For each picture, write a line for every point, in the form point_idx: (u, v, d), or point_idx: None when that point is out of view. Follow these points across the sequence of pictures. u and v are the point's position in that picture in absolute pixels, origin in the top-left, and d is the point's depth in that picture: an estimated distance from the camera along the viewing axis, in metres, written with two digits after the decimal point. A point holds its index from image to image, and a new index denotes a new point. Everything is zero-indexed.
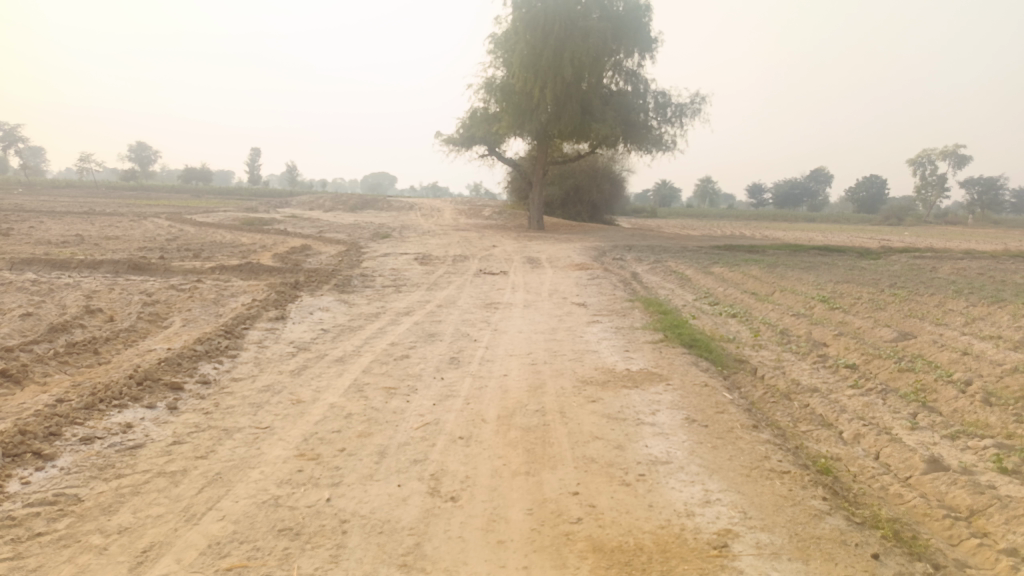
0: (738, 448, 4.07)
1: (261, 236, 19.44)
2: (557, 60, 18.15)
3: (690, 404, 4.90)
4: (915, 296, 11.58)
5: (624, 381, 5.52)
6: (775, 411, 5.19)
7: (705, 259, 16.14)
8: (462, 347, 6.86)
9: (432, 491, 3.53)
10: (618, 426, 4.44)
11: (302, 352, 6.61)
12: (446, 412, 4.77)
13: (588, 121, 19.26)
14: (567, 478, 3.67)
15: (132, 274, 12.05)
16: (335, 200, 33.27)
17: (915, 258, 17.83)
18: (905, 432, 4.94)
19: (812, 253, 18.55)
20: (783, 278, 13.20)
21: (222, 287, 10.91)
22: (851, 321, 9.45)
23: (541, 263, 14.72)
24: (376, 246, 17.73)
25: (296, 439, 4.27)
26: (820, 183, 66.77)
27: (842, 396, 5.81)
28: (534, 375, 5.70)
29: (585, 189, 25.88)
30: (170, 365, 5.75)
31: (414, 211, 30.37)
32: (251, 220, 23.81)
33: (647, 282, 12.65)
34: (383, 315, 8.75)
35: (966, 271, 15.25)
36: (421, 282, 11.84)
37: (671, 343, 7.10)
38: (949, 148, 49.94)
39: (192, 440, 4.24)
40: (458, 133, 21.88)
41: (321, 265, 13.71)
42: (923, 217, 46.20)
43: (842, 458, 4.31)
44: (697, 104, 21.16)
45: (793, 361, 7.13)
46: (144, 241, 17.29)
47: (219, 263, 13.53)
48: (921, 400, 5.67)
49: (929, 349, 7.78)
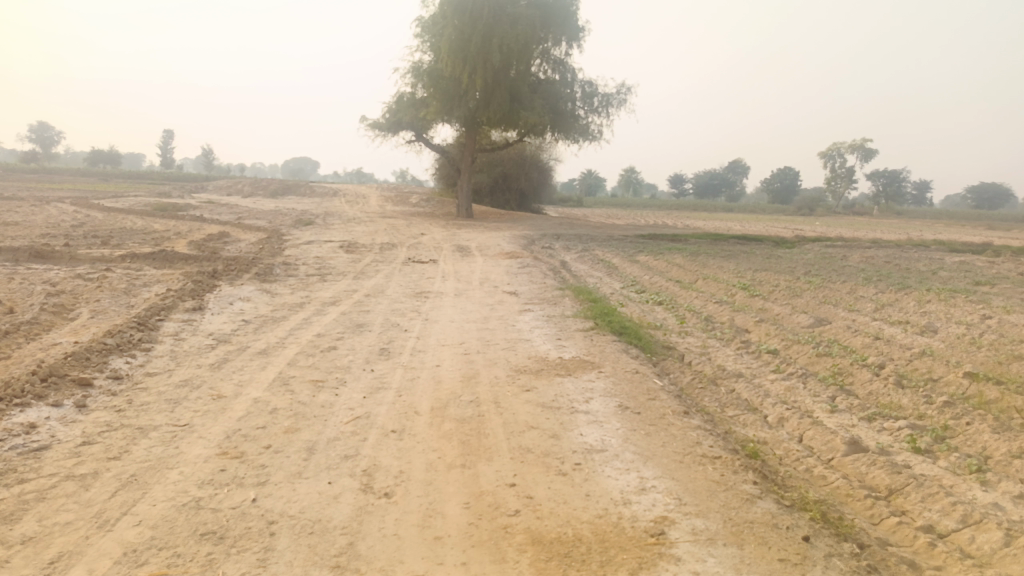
0: (671, 434, 4.11)
1: (175, 222, 18.58)
2: (485, 46, 17.99)
3: (623, 391, 4.94)
4: (829, 283, 12.08)
5: (556, 369, 5.51)
6: (704, 397, 5.29)
7: (631, 247, 16.39)
8: (392, 337, 6.72)
9: (364, 487, 3.42)
10: (552, 415, 4.43)
11: (223, 344, 6.32)
12: (377, 405, 4.64)
13: (516, 108, 19.21)
14: (504, 469, 3.62)
15: (33, 263, 11.28)
16: (255, 185, 32.15)
17: (827, 247, 18.63)
18: (826, 415, 5.12)
19: (732, 242, 19.13)
20: (707, 266, 13.54)
21: (135, 276, 10.36)
22: (771, 307, 9.77)
23: (470, 251, 14.62)
24: (300, 233, 17.23)
25: (218, 437, 4.06)
26: (737, 174, 68.99)
27: (766, 381, 5.98)
28: (467, 365, 5.63)
29: (512, 177, 25.88)
30: (77, 360, 5.38)
31: (339, 198, 29.69)
32: (164, 206, 22.73)
33: (576, 270, 12.74)
34: (309, 305, 8.49)
35: (874, 259, 16.04)
36: (348, 271, 11.56)
37: (602, 331, 7.15)
38: (856, 142, 52.42)
39: (103, 440, 3.97)
40: (384, 118, 21.46)
41: (241, 253, 13.21)
42: (832, 207, 48.38)
43: (768, 442, 4.43)
44: (623, 95, 21.42)
45: (719, 347, 7.30)
46: (47, 227, 16.24)
47: (131, 250, 12.84)
48: (839, 384, 5.90)
49: (843, 334, 8.12)
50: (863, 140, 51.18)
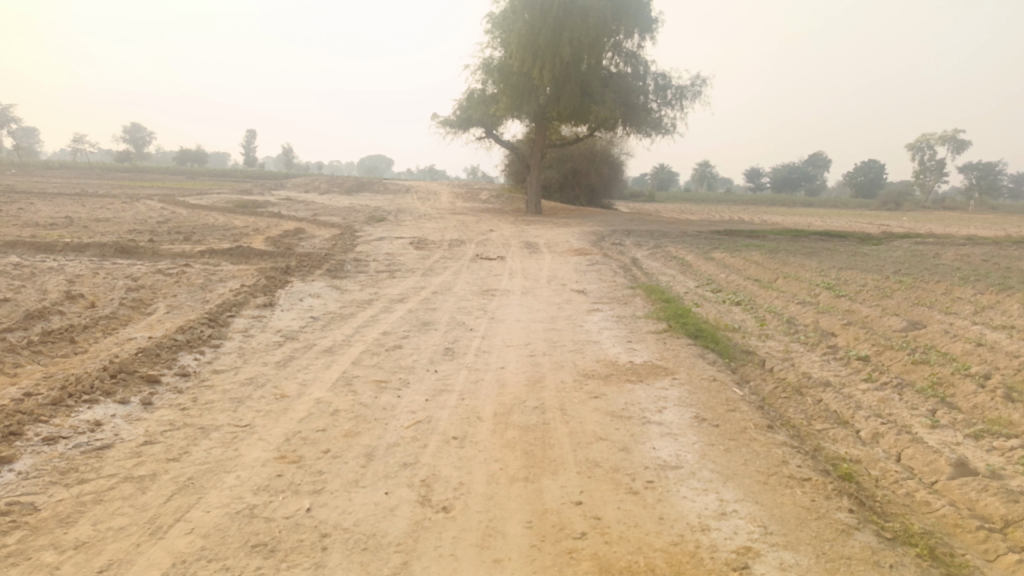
0: (753, 451, 3.78)
1: (254, 219, 19.06)
2: (556, 40, 17.69)
3: (699, 401, 4.61)
4: (922, 283, 11.29)
5: (627, 375, 5.23)
6: (787, 408, 4.91)
7: (705, 244, 15.82)
8: (457, 337, 6.55)
9: (422, 499, 3.24)
10: (623, 425, 4.16)
11: (290, 341, 6.29)
12: (439, 409, 4.46)
13: (587, 102, 18.82)
14: (570, 485, 3.38)
15: (118, 258, 11.70)
16: (330, 183, 32.83)
17: (917, 244, 17.57)
18: (926, 431, 4.66)
19: (813, 238, 18.27)
20: (787, 264, 12.89)
21: (211, 271, 10.57)
22: (858, 309, 9.16)
23: (539, 247, 14.42)
24: (371, 229, 17.40)
25: (278, 440, 3.97)
26: (817, 167, 66.31)
27: (857, 391, 5.52)
28: (533, 368, 5.41)
29: (583, 172, 25.50)
30: (148, 356, 5.43)
31: (411, 194, 30.04)
32: (244, 202, 23.39)
33: (648, 268, 12.34)
34: (376, 302, 8.42)
35: (970, 258, 14.98)
36: (416, 268, 11.50)
37: (676, 334, 6.80)
38: (948, 133, 49.54)
39: (165, 439, 3.94)
40: (455, 114, 21.45)
41: (314, 249, 13.37)
42: (921, 202, 45.95)
43: (861, 461, 4.03)
44: (698, 87, 20.74)
45: (803, 353, 6.84)
46: (134, 223, 16.91)
47: (210, 246, 13.18)
48: (939, 395, 5.39)
49: (941, 340, 7.50)
50: (955, 130, 48.30)
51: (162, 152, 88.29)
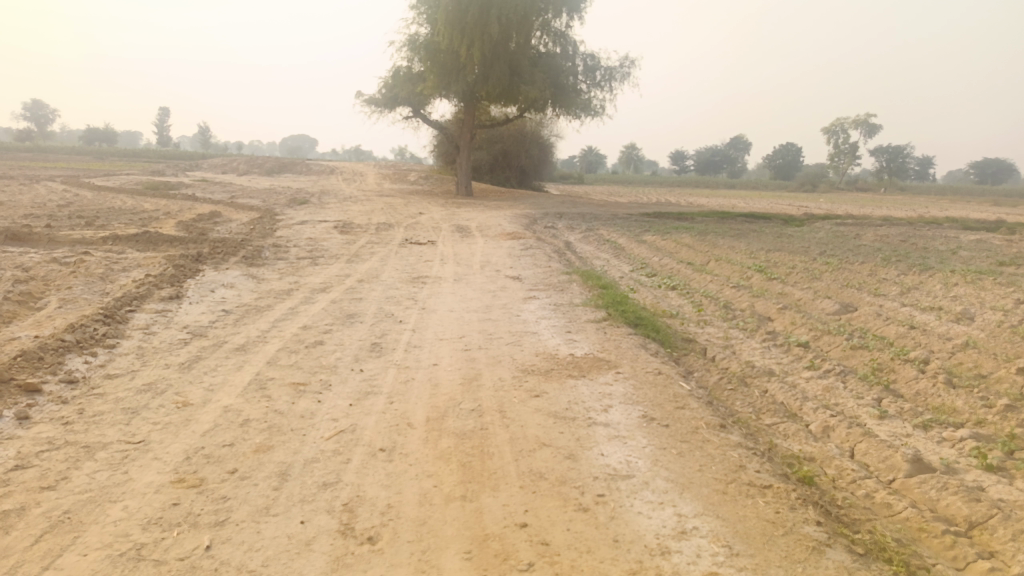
0: (708, 455, 3.50)
1: (166, 201, 17.89)
2: (484, 17, 17.16)
3: (646, 398, 4.32)
4: (847, 264, 11.42)
5: (569, 370, 4.89)
6: (735, 402, 4.69)
7: (636, 227, 15.72)
8: (385, 330, 6.08)
9: (344, 529, 2.81)
10: (567, 428, 3.82)
11: (197, 339, 5.68)
12: (365, 416, 4.02)
13: (516, 82, 18.44)
14: (512, 503, 3.02)
15: (8, 246, 10.64)
16: (250, 163, 31.39)
17: (838, 225, 18.01)
18: (875, 422, 4.51)
19: (739, 219, 18.50)
20: (717, 246, 12.87)
21: (114, 260, 9.71)
22: (791, 292, 9.12)
23: (470, 231, 14.00)
24: (294, 212, 16.59)
25: (176, 459, 3.45)
26: (738, 151, 67.94)
27: (800, 379, 5.37)
28: (468, 365, 5.01)
29: (513, 154, 25.12)
30: (28, 360, 4.75)
31: (335, 176, 29.07)
32: (155, 184, 21.97)
33: (581, 252, 12.10)
34: (297, 292, 7.84)
35: (889, 238, 15.39)
36: (341, 254, 10.90)
37: (616, 322, 6.53)
38: (860, 117, 51.36)
39: (41, 463, 3.36)
40: (381, 93, 20.66)
41: (231, 234, 12.56)
42: (836, 184, 47.60)
43: (816, 459, 3.84)
44: (626, 68, 20.62)
45: (743, 339, 6.69)
46: (31, 207, 15.58)
47: (115, 231, 12.20)
48: (881, 382, 5.29)
49: (874, 323, 7.49)
50: (867, 115, 50.14)
51: (68, 130, 83.06)
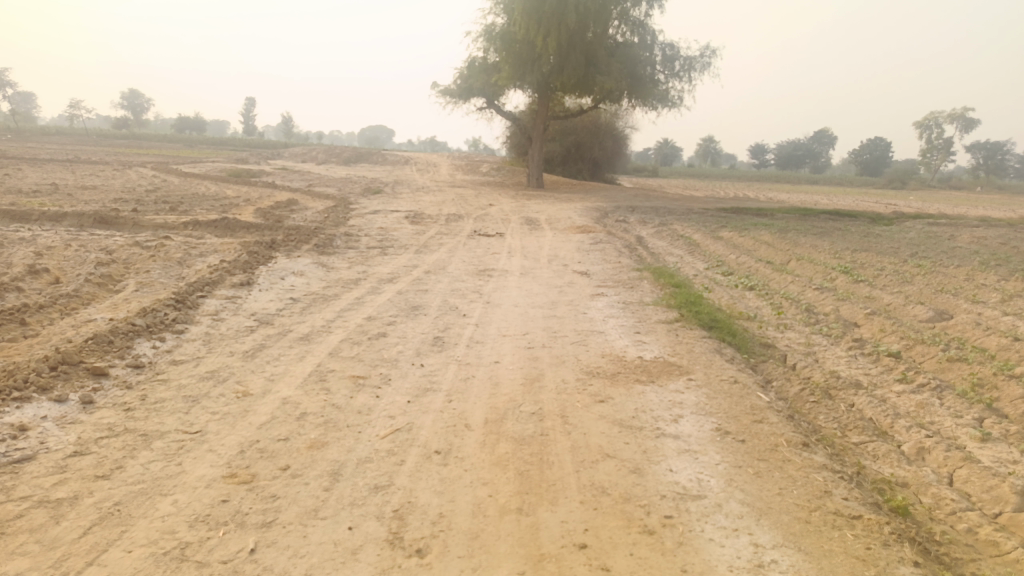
0: (789, 477, 3.20)
1: (246, 188, 18.38)
2: (561, 6, 16.85)
3: (720, 409, 4.03)
4: (941, 268, 10.66)
5: (637, 374, 4.64)
6: (817, 417, 4.34)
7: (712, 222, 15.17)
8: (449, 324, 5.95)
9: (392, 539, 2.67)
10: (632, 439, 3.58)
11: (263, 327, 5.69)
12: (422, 415, 3.88)
13: (592, 73, 18.07)
14: (571, 520, 2.81)
15: (97, 229, 11.07)
16: (328, 153, 32.04)
17: (930, 225, 16.95)
18: (976, 446, 4.07)
19: (822, 217, 17.64)
20: (798, 245, 12.27)
21: (193, 245, 9.96)
22: (879, 297, 8.55)
23: (540, 223, 13.80)
24: (366, 201, 16.75)
25: (230, 452, 3.39)
26: (822, 145, 65.24)
27: (890, 394, 4.95)
28: (531, 364, 4.81)
29: (586, 146, 24.75)
30: (99, 343, 4.83)
31: (409, 166, 29.39)
32: (237, 171, 22.61)
33: (653, 248, 11.72)
34: (364, 282, 7.81)
35: (987, 240, 14.36)
36: (410, 244, 10.88)
37: (688, 324, 6.21)
38: (957, 111, 48.44)
39: (100, 450, 3.36)
40: (456, 83, 20.64)
41: (305, 222, 12.74)
42: (927, 182, 45.09)
43: (910, 486, 3.47)
44: (707, 58, 19.94)
45: (826, 347, 6.25)
46: (122, 192, 16.26)
47: (195, 217, 12.54)
48: (983, 400, 4.80)
49: (973, 333, 6.90)
50: (965, 109, 47.24)
51: (161, 119, 86.96)
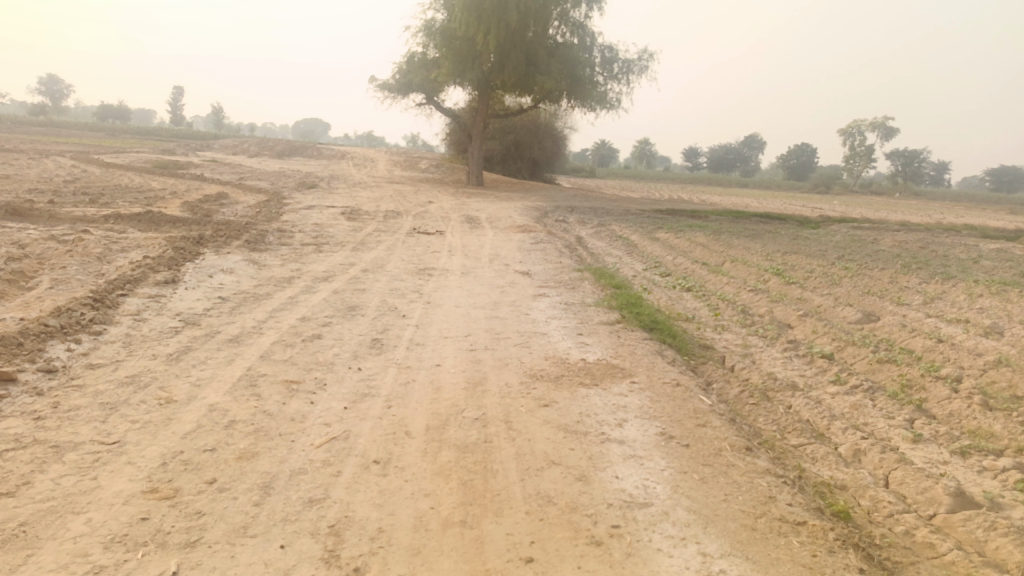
0: (733, 482, 3.19)
1: (174, 181, 17.62)
2: (501, 5, 16.76)
3: (663, 413, 4.01)
4: (867, 270, 11.04)
5: (580, 376, 4.58)
6: (757, 419, 4.37)
7: (649, 223, 15.35)
8: (387, 325, 5.77)
9: (327, 558, 2.52)
10: (578, 445, 3.51)
11: (190, 328, 5.40)
12: (360, 422, 3.72)
13: (532, 72, 18.05)
14: (517, 532, 2.72)
15: (8, 222, 10.38)
16: (261, 145, 31.11)
17: (854, 228, 17.60)
18: (908, 447, 4.16)
19: (754, 219, 18.10)
20: (732, 247, 12.51)
21: (114, 239, 9.44)
22: (810, 298, 8.76)
23: (480, 222, 13.68)
24: (301, 196, 16.29)
25: (151, 465, 3.16)
26: (752, 150, 67.20)
27: (825, 395, 5.04)
28: (473, 367, 4.70)
29: (526, 145, 24.75)
30: (6, 346, 4.47)
31: (346, 161, 28.84)
32: (164, 163, 21.68)
33: (593, 248, 11.76)
34: (298, 280, 7.54)
35: (908, 244, 14.98)
36: (347, 241, 10.60)
37: (630, 326, 6.20)
38: (878, 120, 50.61)
39: (3, 464, 3.07)
40: (394, 78, 20.31)
41: (236, 217, 12.28)
42: (850, 187, 46.97)
43: (848, 488, 3.52)
44: (644, 62, 20.20)
45: (763, 348, 6.36)
46: (37, 182, 15.34)
47: (118, 210, 11.91)
48: (913, 401, 4.93)
49: (899, 335, 7.14)
50: (885, 118, 49.41)
51: (81, 107, 82.87)
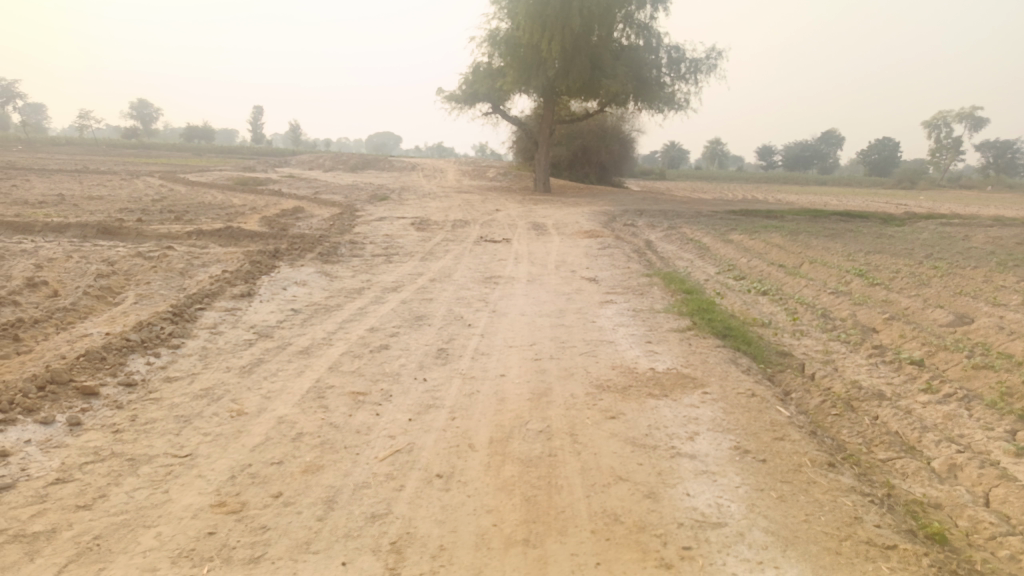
0: (814, 501, 3.00)
1: (252, 197, 18.27)
2: (565, 11, 16.67)
3: (738, 425, 3.82)
4: (958, 269, 10.39)
5: (649, 387, 4.43)
6: (840, 432, 4.11)
7: (721, 225, 14.93)
8: (453, 335, 5.75)
9: None
10: (647, 459, 3.38)
11: (262, 341, 5.51)
12: (424, 434, 3.69)
13: (597, 77, 17.89)
14: (582, 553, 2.61)
15: (100, 240, 10.94)
16: (335, 160, 31.99)
17: (942, 225, 16.66)
18: (1010, 461, 3.81)
19: (832, 218, 17.37)
20: (810, 247, 12.01)
21: (196, 255, 9.83)
22: (896, 300, 8.29)
23: (547, 229, 13.61)
24: (372, 208, 16.61)
25: (220, 478, 3.21)
26: (830, 146, 64.84)
27: (915, 405, 4.72)
28: (538, 377, 4.61)
29: (593, 150, 24.57)
30: (90, 360, 4.67)
31: (416, 171, 29.31)
32: (244, 180, 22.54)
33: (663, 252, 11.51)
34: (367, 291, 7.63)
35: (1002, 240, 14.06)
36: (415, 251, 10.71)
37: (702, 332, 5.99)
38: (966, 110, 47.96)
39: (82, 477, 3.18)
40: (461, 89, 20.49)
41: (309, 230, 12.60)
42: (937, 181, 44.65)
43: (943, 507, 3.25)
44: (713, 60, 19.73)
45: (845, 354, 6.03)
46: (127, 201, 16.17)
47: (199, 226, 12.40)
48: (1014, 410, 4.54)
49: (996, 338, 6.64)
50: (974, 108, 46.77)
51: (170, 129, 87.34)
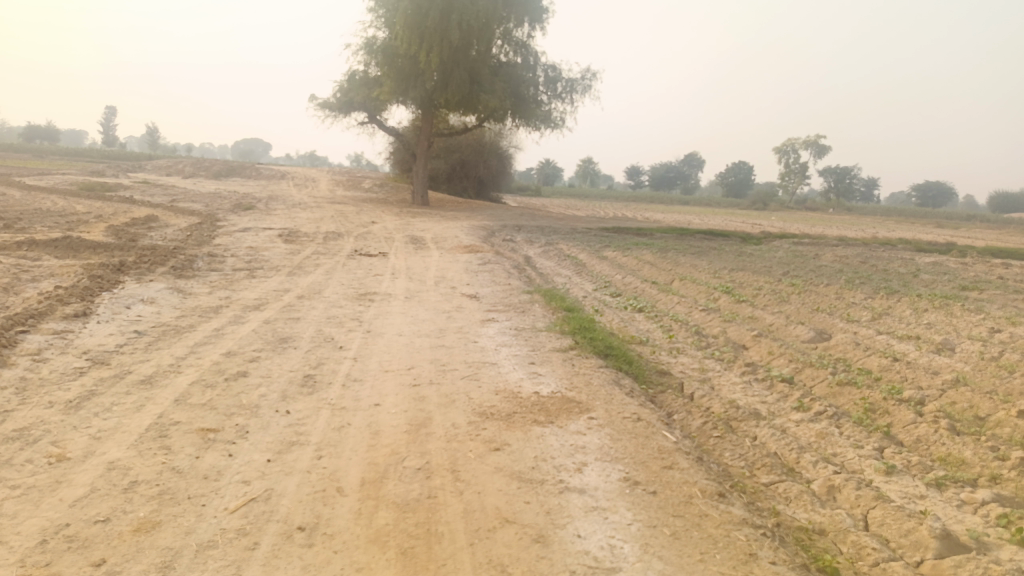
0: (708, 536, 2.86)
1: (100, 204, 16.64)
2: (443, 24, 16.51)
3: (626, 453, 3.66)
4: (813, 286, 11.01)
5: (533, 413, 4.20)
6: (724, 455, 4.06)
7: (595, 242, 15.18)
8: (322, 359, 5.28)
9: None
10: (534, 496, 3.13)
11: (97, 369, 4.82)
12: (285, 478, 3.25)
13: (475, 91, 17.76)
14: None
15: None
16: (196, 165, 29.98)
17: (795, 244, 17.83)
18: (882, 480, 3.88)
19: (698, 236, 18.16)
20: (680, 265, 12.37)
21: (25, 267, 8.68)
22: (761, 317, 8.61)
23: (425, 243, 13.27)
24: (236, 218, 15.58)
25: (26, 544, 2.63)
26: (692, 168, 68.57)
27: (790, 423, 4.77)
28: (415, 406, 4.26)
29: (471, 164, 24.46)
30: None
31: (286, 180, 28.08)
32: (90, 185, 20.59)
33: (541, 268, 11.46)
34: (226, 310, 6.97)
35: (848, 258, 15.18)
36: (283, 265, 10.03)
37: (584, 352, 5.86)
38: (811, 138, 52.19)
39: None
40: (335, 97, 19.75)
41: (164, 241, 11.54)
42: (785, 203, 48.21)
43: (828, 533, 3.22)
44: (587, 81, 20.15)
45: (720, 372, 6.10)
46: None
47: (32, 235, 11.04)
48: (880, 427, 4.68)
49: (853, 354, 6.97)
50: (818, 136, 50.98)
51: (6, 126, 79.05)
